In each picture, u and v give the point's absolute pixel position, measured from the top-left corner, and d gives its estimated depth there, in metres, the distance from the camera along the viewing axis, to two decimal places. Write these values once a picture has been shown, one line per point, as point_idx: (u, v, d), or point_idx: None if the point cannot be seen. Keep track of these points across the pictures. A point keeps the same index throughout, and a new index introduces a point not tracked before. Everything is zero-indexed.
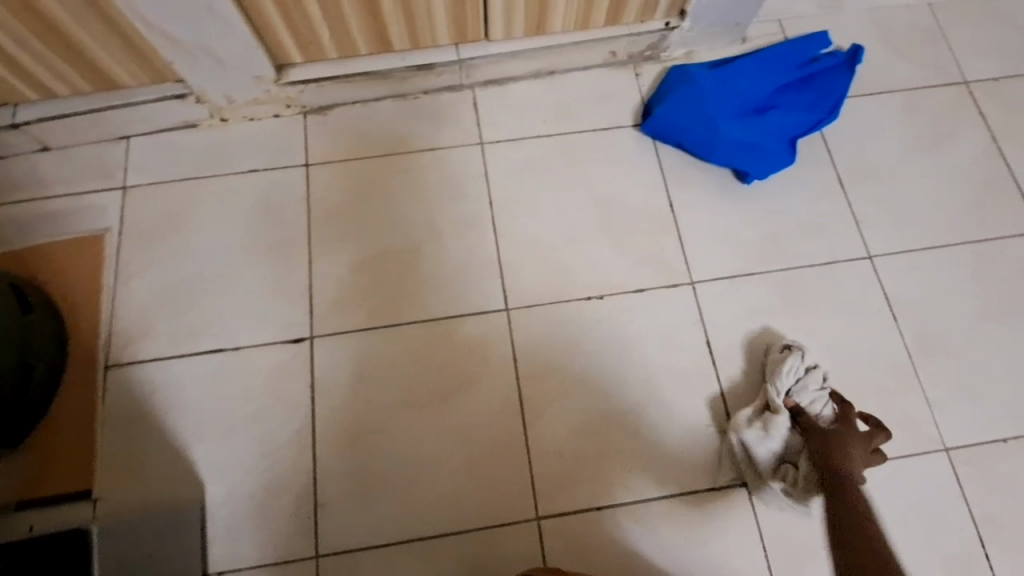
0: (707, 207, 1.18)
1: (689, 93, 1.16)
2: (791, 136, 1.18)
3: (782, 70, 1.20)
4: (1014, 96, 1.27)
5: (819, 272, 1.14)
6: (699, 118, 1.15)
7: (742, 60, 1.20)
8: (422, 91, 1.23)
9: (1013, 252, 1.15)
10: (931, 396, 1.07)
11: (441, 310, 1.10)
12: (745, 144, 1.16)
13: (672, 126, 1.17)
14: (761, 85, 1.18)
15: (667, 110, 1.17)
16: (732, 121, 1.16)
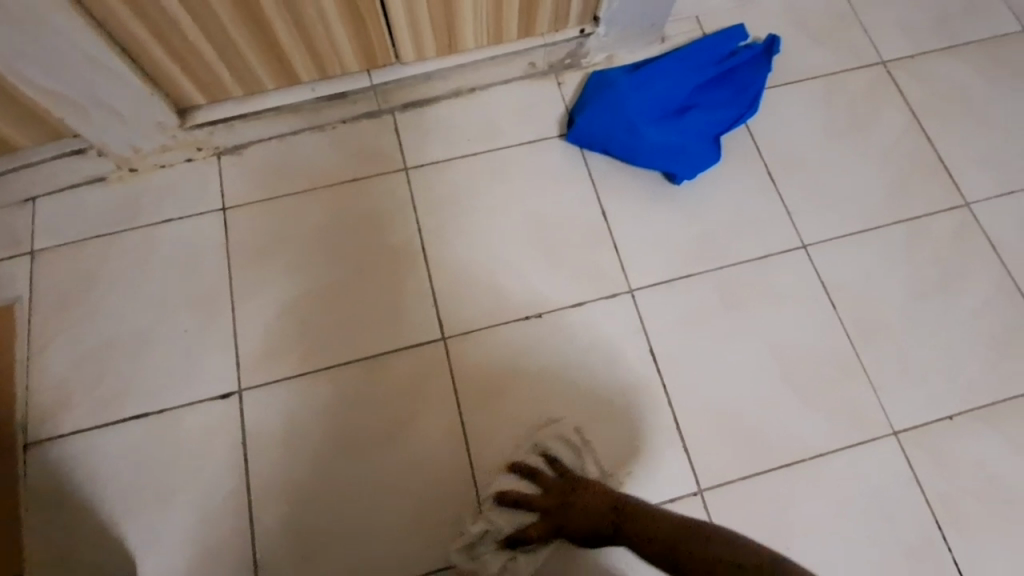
0: (639, 212, 1.16)
1: (607, 100, 1.14)
2: (716, 133, 1.16)
3: (702, 65, 1.18)
4: (931, 72, 1.28)
5: (756, 267, 1.13)
6: (622, 123, 1.13)
7: (660, 61, 1.18)
8: (341, 120, 1.19)
9: (943, 228, 1.16)
10: (875, 379, 1.07)
11: (375, 347, 1.07)
12: (672, 144, 1.14)
13: (596, 132, 1.16)
14: (681, 83, 1.17)
15: (589, 117, 1.15)
16: (655, 123, 1.14)
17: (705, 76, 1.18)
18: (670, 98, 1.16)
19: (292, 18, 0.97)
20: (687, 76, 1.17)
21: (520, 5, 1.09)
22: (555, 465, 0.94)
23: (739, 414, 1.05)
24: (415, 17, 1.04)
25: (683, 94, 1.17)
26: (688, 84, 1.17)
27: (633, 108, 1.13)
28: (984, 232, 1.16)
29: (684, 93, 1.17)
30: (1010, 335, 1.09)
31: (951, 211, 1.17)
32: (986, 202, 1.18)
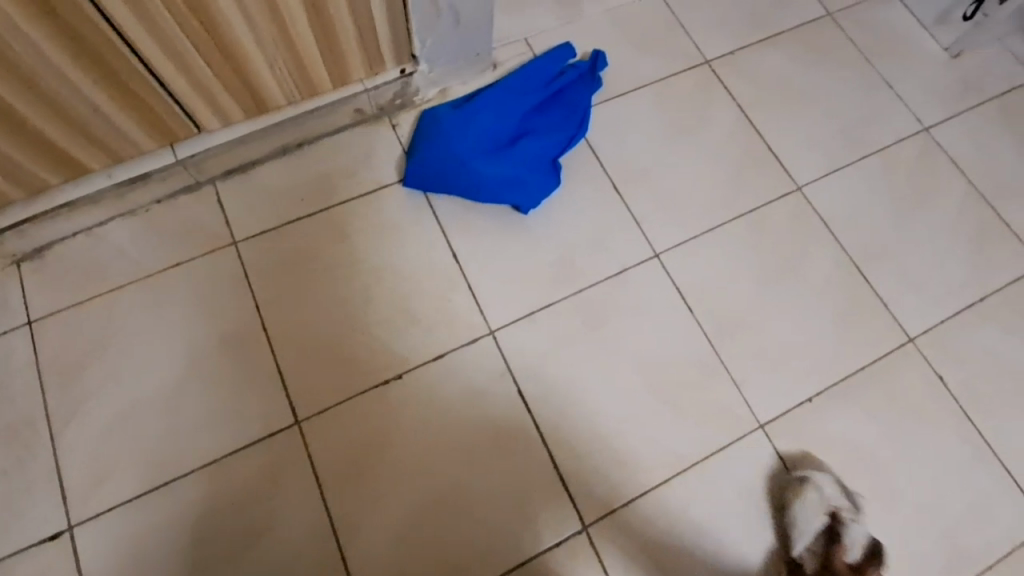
0: (492, 249, 1.14)
1: (438, 140, 1.12)
2: (552, 157, 1.17)
3: (529, 91, 1.19)
4: (752, 65, 1.33)
5: (612, 284, 1.13)
6: (457, 161, 1.11)
7: (486, 93, 1.18)
8: (155, 201, 1.10)
9: (781, 215, 1.20)
10: (738, 376, 1.09)
11: (223, 447, 1.01)
12: (510, 175, 1.12)
13: (432, 174, 1.12)
14: (510, 113, 1.16)
15: (422, 160, 1.12)
16: (489, 157, 1.12)
17: (533, 102, 1.18)
18: (501, 129, 1.15)
19: (50, 110, 0.87)
20: (515, 105, 1.17)
21: (322, 57, 1.02)
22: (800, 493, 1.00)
23: (613, 438, 1.05)
24: (205, 86, 0.96)
25: (514, 123, 1.16)
26: (517, 113, 1.17)
27: (464, 145, 1.11)
28: (818, 213, 1.21)
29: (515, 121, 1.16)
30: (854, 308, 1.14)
31: (786, 197, 1.22)
32: (816, 184, 1.24)
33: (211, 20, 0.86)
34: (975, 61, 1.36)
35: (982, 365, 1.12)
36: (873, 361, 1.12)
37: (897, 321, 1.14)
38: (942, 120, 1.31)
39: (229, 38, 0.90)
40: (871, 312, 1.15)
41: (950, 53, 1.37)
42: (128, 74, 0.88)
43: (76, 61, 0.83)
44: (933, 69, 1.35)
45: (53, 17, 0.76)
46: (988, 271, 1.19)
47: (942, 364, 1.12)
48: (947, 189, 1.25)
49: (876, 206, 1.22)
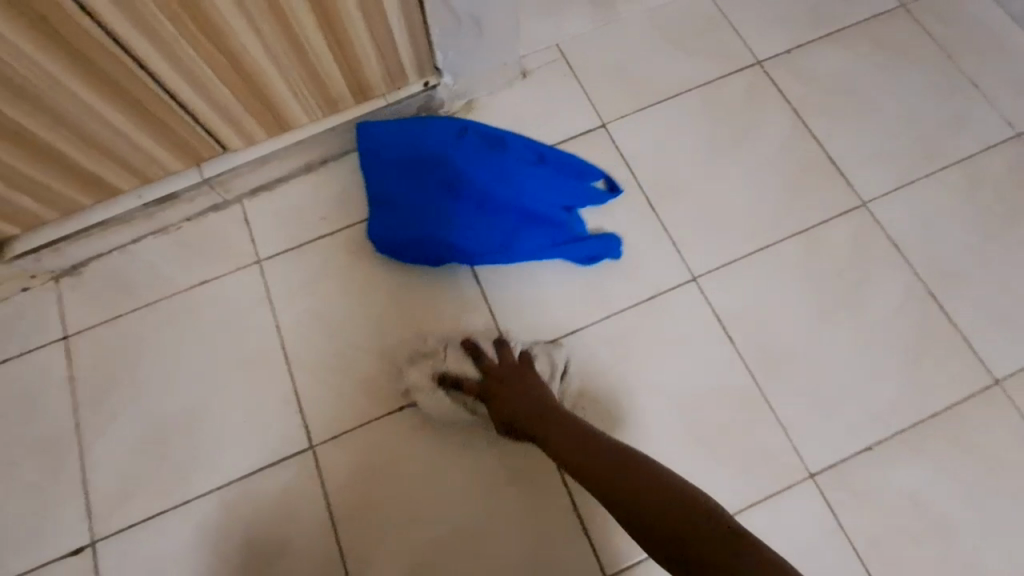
0: (495, 286, 1.06)
1: (414, 174, 1.04)
2: (509, 255, 1.04)
3: (540, 173, 1.07)
4: (811, 65, 1.19)
5: (644, 311, 1.04)
6: (418, 201, 1.03)
7: (496, 152, 1.07)
8: (184, 220, 1.10)
9: (840, 235, 1.07)
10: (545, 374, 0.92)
11: (237, 470, 0.99)
12: (464, 232, 1.03)
13: (388, 225, 1.04)
14: (508, 184, 1.04)
15: (381, 210, 1.04)
16: (452, 217, 1.03)
17: (539, 187, 1.06)
18: (484, 190, 1.04)
19: (72, 133, 0.88)
20: (517, 180, 1.05)
21: (341, 72, 0.99)
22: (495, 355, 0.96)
23: None
24: (223, 103, 0.95)
25: (504, 193, 1.03)
26: (514, 187, 1.04)
27: (427, 202, 1.03)
28: (885, 233, 1.07)
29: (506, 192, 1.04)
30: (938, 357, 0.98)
31: (847, 214, 1.08)
32: (883, 200, 1.09)
33: (217, 31, 0.83)
34: None
35: None
36: (951, 407, 0.97)
37: (979, 360, 0.99)
38: None
39: (238, 49, 0.87)
40: (948, 350, 1.00)
41: None
42: (142, 92, 0.87)
43: (90, 82, 0.83)
44: None
45: (61, 38, 0.77)
46: None
47: None
48: None
49: (956, 225, 1.07)
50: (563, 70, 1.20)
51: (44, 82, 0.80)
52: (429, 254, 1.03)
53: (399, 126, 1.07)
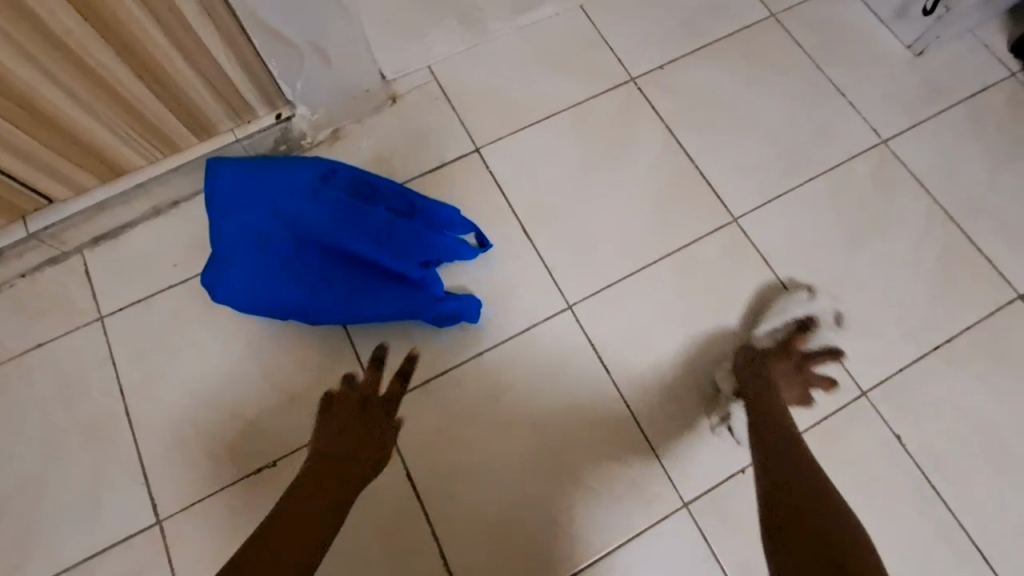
0: (358, 337, 1.01)
1: (256, 222, 0.94)
2: (356, 315, 0.97)
3: (400, 228, 0.98)
4: (683, 80, 1.19)
5: (519, 344, 1.01)
6: (261, 259, 0.94)
7: (353, 203, 0.98)
8: (17, 276, 1.01)
9: (714, 252, 1.06)
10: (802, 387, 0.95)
11: (78, 551, 0.90)
12: (309, 294, 0.95)
13: (226, 282, 0.94)
14: (358, 239, 0.95)
15: (219, 264, 0.94)
16: (299, 274, 0.95)
17: (396, 244, 0.97)
18: (332, 244, 0.95)
19: None
20: (371, 234, 0.96)
21: (169, 111, 0.92)
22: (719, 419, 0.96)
23: (513, 527, 0.94)
24: (28, 151, 0.86)
25: (353, 248, 0.95)
26: (365, 242, 0.96)
27: (271, 259, 0.94)
28: (757, 248, 1.07)
29: (356, 250, 0.95)
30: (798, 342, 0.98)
31: (720, 231, 1.08)
32: (755, 214, 1.09)
33: None
34: (942, 59, 1.20)
35: (946, 420, 0.98)
36: (821, 421, 0.98)
37: (846, 370, 1.00)
38: (901, 131, 1.15)
39: (25, 91, 0.79)
40: (817, 362, 1.00)
41: (913, 51, 1.20)
42: None
43: None
44: (892, 73, 1.20)
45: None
46: (954, 306, 1.04)
47: (897, 422, 0.98)
48: (905, 211, 1.10)
49: (826, 236, 1.08)
50: (434, 95, 1.17)
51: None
52: (270, 308, 0.96)
53: (249, 169, 0.97)
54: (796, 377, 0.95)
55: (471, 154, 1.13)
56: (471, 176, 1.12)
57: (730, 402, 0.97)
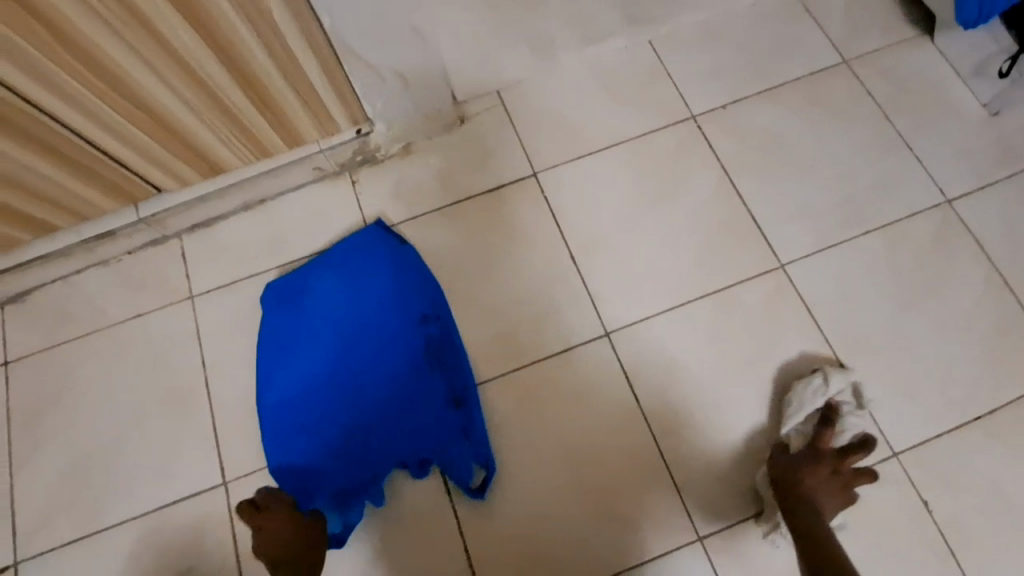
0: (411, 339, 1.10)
1: (347, 309, 1.11)
2: (320, 443, 1.04)
3: (438, 411, 1.05)
4: (744, 121, 1.20)
5: (555, 365, 1.07)
6: (316, 344, 1.09)
7: (422, 361, 1.08)
8: (125, 253, 1.15)
9: (752, 297, 1.09)
10: (845, 490, 0.85)
11: (155, 498, 1.04)
12: (314, 406, 1.06)
13: (278, 331, 1.10)
14: (394, 391, 1.06)
15: (278, 313, 1.11)
16: (324, 385, 1.07)
17: (422, 422, 1.04)
18: (364, 376, 1.07)
19: None
20: (404, 392, 1.06)
21: (266, 122, 1.04)
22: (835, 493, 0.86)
23: (534, 537, 0.99)
24: (145, 148, 1.00)
25: (374, 391, 1.06)
26: (394, 395, 1.06)
27: (317, 357, 1.08)
28: (800, 296, 1.08)
29: (376, 395, 1.06)
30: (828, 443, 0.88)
31: (763, 276, 1.10)
32: (801, 263, 1.10)
33: (124, 85, 0.88)
34: (1020, 121, 1.16)
35: (978, 494, 0.97)
36: None
37: (879, 430, 1.00)
38: (967, 192, 1.13)
39: (146, 99, 0.92)
40: None
41: (988, 111, 1.17)
42: (40, 129, 0.90)
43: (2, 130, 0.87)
44: (966, 130, 1.17)
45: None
46: (1003, 379, 1.02)
47: (927, 488, 0.97)
48: (962, 276, 1.08)
49: (873, 292, 1.08)
50: (500, 118, 1.24)
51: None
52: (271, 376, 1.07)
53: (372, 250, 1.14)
54: (837, 490, 0.85)
55: (529, 178, 1.20)
56: (526, 200, 1.18)
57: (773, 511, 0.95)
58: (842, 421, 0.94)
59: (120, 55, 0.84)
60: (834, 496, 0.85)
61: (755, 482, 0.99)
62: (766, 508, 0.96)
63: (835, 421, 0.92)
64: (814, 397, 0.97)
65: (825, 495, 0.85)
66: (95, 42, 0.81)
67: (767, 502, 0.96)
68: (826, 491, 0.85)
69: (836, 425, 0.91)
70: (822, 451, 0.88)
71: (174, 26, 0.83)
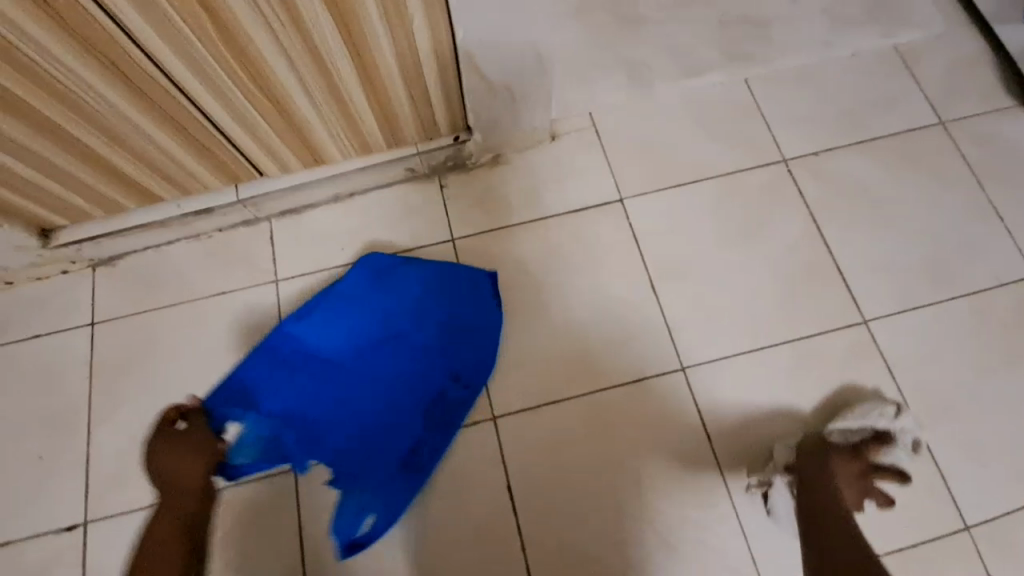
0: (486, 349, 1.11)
1: (398, 333, 1.12)
2: (294, 406, 1.08)
3: (400, 446, 1.05)
4: (836, 170, 1.21)
5: (628, 393, 1.08)
6: (356, 336, 1.12)
7: (416, 412, 1.07)
8: (216, 230, 1.18)
9: (834, 350, 1.08)
10: (857, 492, 0.96)
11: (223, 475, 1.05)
12: (318, 377, 1.09)
13: (333, 300, 1.12)
14: (376, 413, 1.07)
15: (333, 291, 1.13)
16: (334, 369, 1.10)
17: (378, 454, 1.05)
18: (365, 385, 1.09)
19: (113, 142, 0.94)
20: (383, 421, 1.07)
21: (376, 122, 1.06)
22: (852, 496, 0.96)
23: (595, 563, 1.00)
24: (262, 137, 1.02)
25: (362, 402, 1.08)
26: (372, 417, 1.07)
27: (342, 350, 1.11)
28: (882, 353, 1.08)
29: (361, 403, 1.08)
30: (869, 451, 0.98)
31: (845, 328, 1.09)
32: (885, 319, 1.10)
33: (262, 77, 0.89)
34: None
35: None
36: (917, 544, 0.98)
37: (952, 500, 0.99)
38: None
39: (279, 92, 0.93)
40: (921, 483, 1.00)
41: None
42: (171, 105, 0.90)
43: (140, 106, 0.89)
44: None
45: (119, 73, 0.83)
46: None
47: (997, 565, 0.96)
48: None
49: (955, 357, 1.07)
50: (591, 139, 1.25)
51: (97, 104, 0.87)
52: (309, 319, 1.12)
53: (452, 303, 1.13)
54: (857, 481, 0.96)
55: (616, 203, 1.21)
56: (611, 223, 1.19)
57: (774, 472, 1.00)
58: (891, 447, 0.98)
59: (269, 52, 0.85)
60: (852, 490, 0.96)
61: (770, 447, 1.03)
62: (769, 466, 1.01)
63: (888, 444, 0.98)
64: (878, 415, 1.00)
65: (845, 484, 0.96)
66: (253, 42, 0.83)
67: (776, 463, 1.00)
68: (846, 479, 0.96)
69: (885, 449, 0.98)
70: (868, 463, 0.97)
71: (322, 27, 0.84)
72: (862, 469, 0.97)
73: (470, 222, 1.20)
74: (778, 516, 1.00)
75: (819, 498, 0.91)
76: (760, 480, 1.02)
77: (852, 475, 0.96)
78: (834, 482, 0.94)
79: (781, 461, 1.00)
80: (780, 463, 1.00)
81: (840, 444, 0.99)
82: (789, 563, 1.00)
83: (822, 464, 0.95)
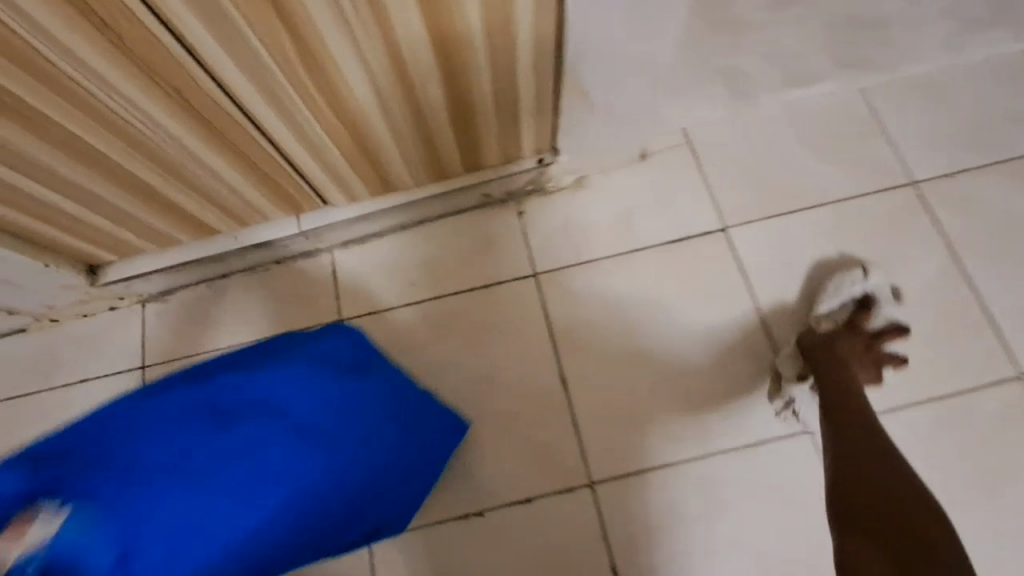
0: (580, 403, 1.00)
1: (376, 450, 1.00)
2: (251, 461, 0.99)
3: (205, 540, 0.96)
4: (973, 196, 1.06)
5: (742, 458, 0.97)
6: (314, 426, 1.01)
7: (252, 527, 0.97)
8: (273, 261, 1.08)
9: (981, 413, 0.96)
10: (874, 369, 0.95)
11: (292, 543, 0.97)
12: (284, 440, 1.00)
13: (320, 383, 1.03)
14: (239, 502, 0.98)
15: (333, 377, 1.03)
16: (248, 444, 1.00)
17: (220, 539, 0.96)
18: (272, 475, 0.99)
19: (174, 176, 0.83)
20: (237, 513, 0.97)
21: (457, 147, 0.95)
22: (869, 373, 0.95)
23: None
24: (332, 165, 0.91)
25: (256, 489, 0.98)
26: (235, 508, 0.98)
27: (322, 435, 1.01)
28: None
29: (245, 489, 0.98)
30: (861, 321, 0.98)
31: (988, 386, 0.97)
32: None
33: (342, 105, 0.78)
34: None
35: None
36: None
37: None
38: None
39: (356, 112, 0.80)
40: None
41: None
42: (239, 135, 0.79)
43: (203, 135, 0.77)
44: None
45: (180, 98, 0.71)
46: None
47: None
48: None
49: None
50: (686, 159, 1.11)
51: (157, 139, 0.75)
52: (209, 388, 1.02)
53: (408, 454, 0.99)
54: (865, 353, 0.95)
55: (719, 233, 1.07)
56: (714, 257, 1.06)
57: (790, 385, 0.96)
58: (875, 310, 0.99)
59: (354, 74, 0.74)
60: (864, 372, 0.95)
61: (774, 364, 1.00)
62: (780, 381, 0.97)
63: (872, 308, 0.99)
64: (851, 283, 0.99)
65: (859, 365, 0.94)
66: (340, 69, 0.73)
67: (786, 377, 0.96)
68: (852, 354, 0.95)
69: (871, 313, 0.98)
70: (861, 333, 0.97)
71: (418, 48, 0.73)
72: (867, 342, 0.96)
73: (554, 255, 1.08)
74: (807, 423, 0.96)
75: (831, 395, 0.88)
76: (784, 404, 0.97)
77: (861, 353, 0.95)
78: (850, 373, 0.91)
79: (790, 372, 0.96)
80: (793, 376, 0.96)
81: (834, 325, 0.98)
82: (802, 497, 0.95)
83: (826, 347, 0.93)
